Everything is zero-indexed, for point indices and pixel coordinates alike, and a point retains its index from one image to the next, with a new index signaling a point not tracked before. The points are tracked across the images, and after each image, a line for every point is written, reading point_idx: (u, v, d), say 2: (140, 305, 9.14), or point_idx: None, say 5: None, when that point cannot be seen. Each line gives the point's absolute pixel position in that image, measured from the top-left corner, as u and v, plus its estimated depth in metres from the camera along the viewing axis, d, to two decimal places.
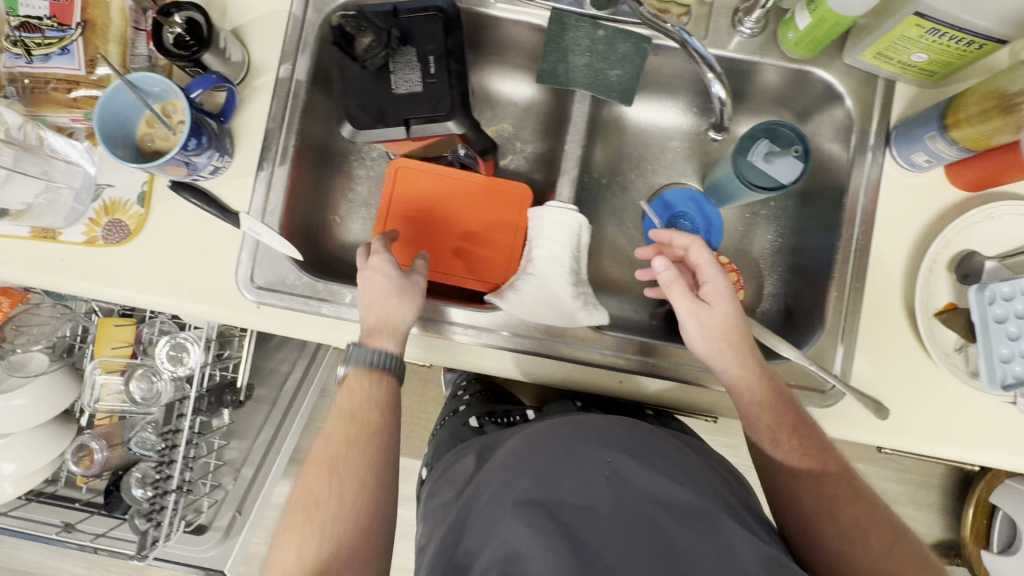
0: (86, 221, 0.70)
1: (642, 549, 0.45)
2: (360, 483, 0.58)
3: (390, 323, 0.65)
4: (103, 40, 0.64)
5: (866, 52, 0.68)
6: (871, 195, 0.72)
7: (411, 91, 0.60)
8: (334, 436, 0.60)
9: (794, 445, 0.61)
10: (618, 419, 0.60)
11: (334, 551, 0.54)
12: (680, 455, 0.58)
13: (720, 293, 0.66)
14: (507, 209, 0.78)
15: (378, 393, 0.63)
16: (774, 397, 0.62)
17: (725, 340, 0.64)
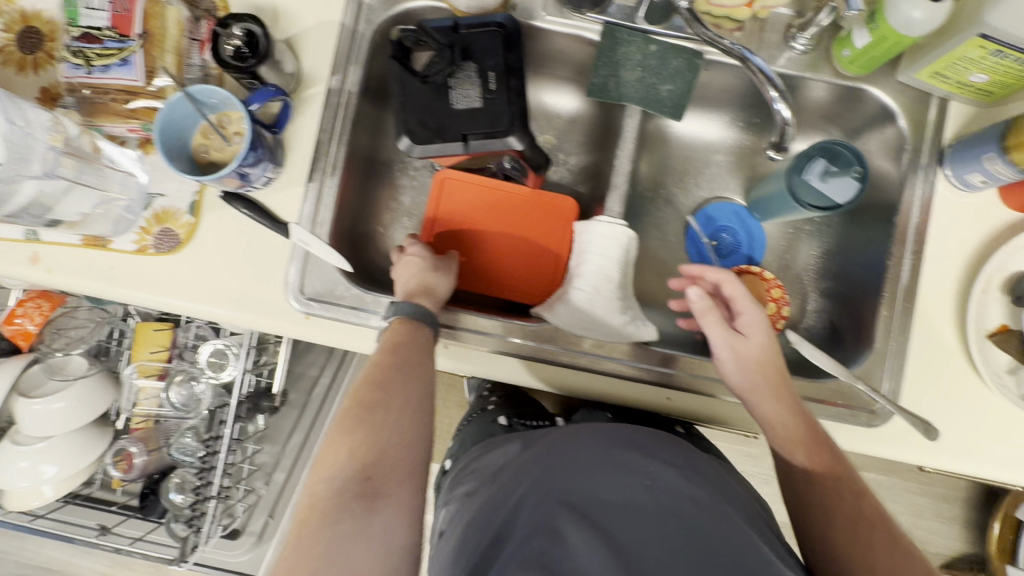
0: (137, 230, 0.70)
1: (677, 549, 0.46)
2: (406, 403, 0.57)
3: (427, 288, 0.68)
4: (160, 50, 0.65)
5: (922, 71, 0.68)
6: (923, 214, 0.71)
7: (470, 106, 0.61)
8: (380, 362, 0.60)
9: (831, 485, 0.59)
10: (672, 438, 0.60)
11: (378, 457, 0.53)
12: (710, 464, 0.58)
13: (755, 325, 0.67)
14: (553, 221, 0.78)
15: (417, 339, 0.63)
16: (810, 433, 0.61)
17: (761, 373, 0.64)
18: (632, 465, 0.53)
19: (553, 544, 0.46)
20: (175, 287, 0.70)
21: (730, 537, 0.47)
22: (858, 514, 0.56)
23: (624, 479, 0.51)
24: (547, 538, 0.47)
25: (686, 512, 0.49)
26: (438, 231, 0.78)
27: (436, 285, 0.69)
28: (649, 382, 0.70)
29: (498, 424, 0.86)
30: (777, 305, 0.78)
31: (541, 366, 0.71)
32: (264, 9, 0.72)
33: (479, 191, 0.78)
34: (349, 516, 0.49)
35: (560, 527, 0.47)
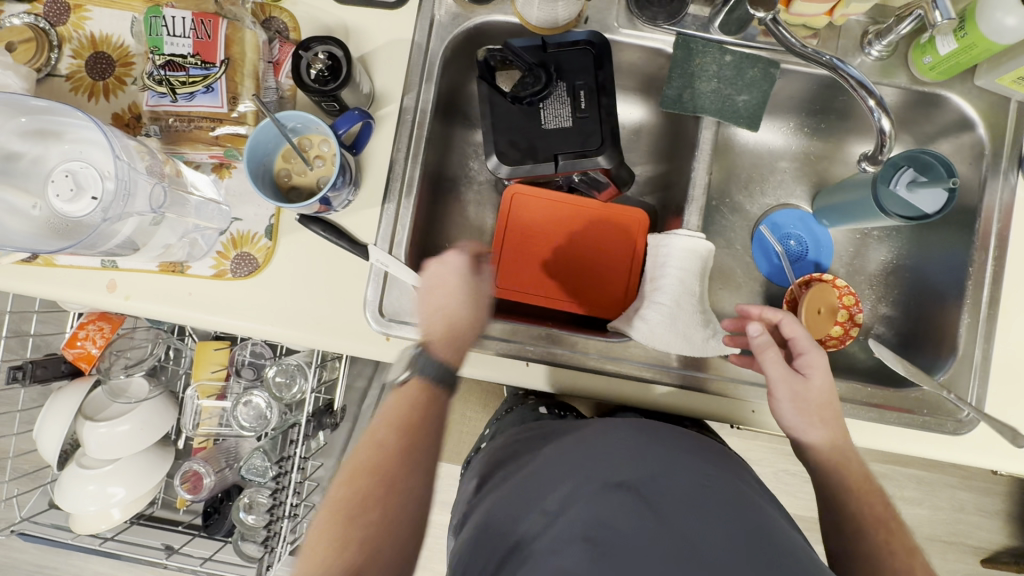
0: (214, 255, 0.70)
1: (746, 544, 0.43)
2: (407, 500, 0.52)
3: (454, 330, 0.61)
4: (241, 77, 0.65)
5: (1006, 76, 0.67)
6: (1005, 218, 0.70)
7: (561, 126, 0.61)
8: (384, 444, 0.54)
9: (883, 538, 0.58)
10: (733, 458, 0.57)
11: (369, 560, 0.47)
12: (741, 472, 0.54)
13: (817, 367, 0.63)
14: (622, 233, 0.78)
15: (424, 412, 0.56)
16: (862, 480, 0.62)
17: (818, 415, 0.62)
18: (678, 464, 0.50)
19: (604, 524, 0.44)
20: (253, 311, 0.70)
21: (781, 536, 0.45)
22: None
23: (672, 472, 0.48)
24: (599, 524, 0.44)
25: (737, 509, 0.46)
26: (510, 246, 0.78)
27: (465, 325, 0.62)
28: (706, 393, 0.71)
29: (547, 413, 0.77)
30: (849, 312, 0.78)
31: (619, 381, 0.71)
32: (336, 28, 0.71)
33: (552, 207, 0.78)
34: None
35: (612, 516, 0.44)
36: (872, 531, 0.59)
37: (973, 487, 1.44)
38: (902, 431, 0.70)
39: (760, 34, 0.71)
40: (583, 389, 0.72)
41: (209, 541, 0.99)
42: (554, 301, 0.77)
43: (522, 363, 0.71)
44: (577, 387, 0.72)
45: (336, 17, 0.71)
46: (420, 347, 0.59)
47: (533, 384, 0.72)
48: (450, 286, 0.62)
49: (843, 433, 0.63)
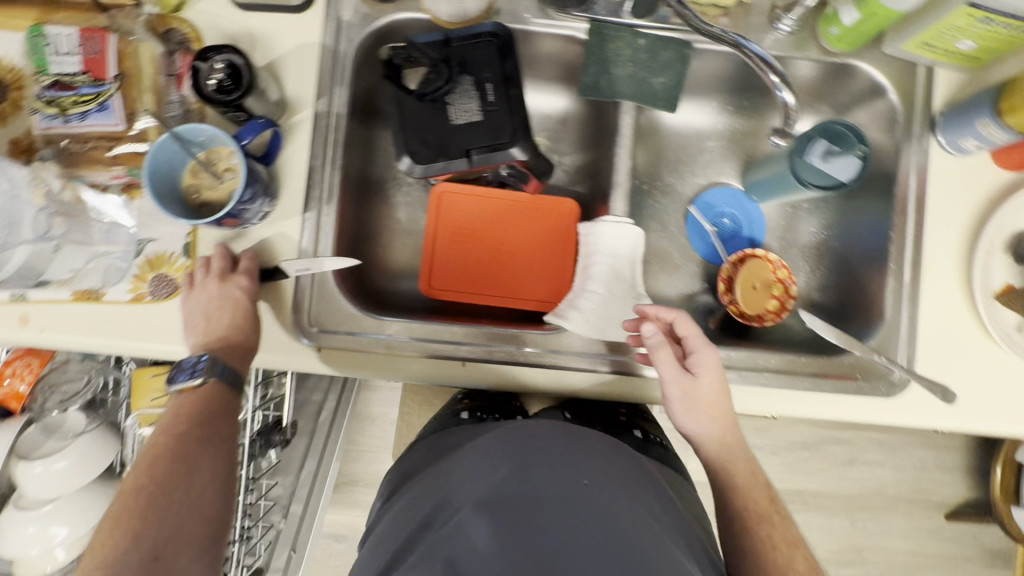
0: (131, 278, 0.67)
1: (598, 545, 0.48)
2: (213, 476, 0.55)
3: (236, 341, 0.62)
4: (139, 91, 0.66)
5: (909, 42, 0.68)
6: (921, 182, 0.72)
7: (470, 120, 0.59)
8: (179, 427, 0.56)
9: (765, 533, 0.61)
10: (630, 461, 0.62)
11: (171, 534, 0.50)
12: (632, 473, 0.61)
13: (708, 366, 0.64)
14: (553, 225, 0.78)
15: (213, 399, 0.59)
16: (750, 479, 0.64)
17: (708, 415, 0.63)
18: (557, 473, 0.55)
19: (469, 535, 0.50)
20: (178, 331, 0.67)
21: (641, 536, 0.51)
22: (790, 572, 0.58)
23: (547, 481, 0.54)
24: (462, 538, 0.51)
25: (599, 510, 0.52)
26: (442, 245, 0.77)
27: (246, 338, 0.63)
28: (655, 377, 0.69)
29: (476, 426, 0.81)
30: (784, 285, 0.78)
31: (565, 377, 0.68)
32: (240, 36, 0.69)
33: (480, 204, 0.77)
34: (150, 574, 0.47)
35: (475, 528, 0.51)
36: (755, 526, 0.61)
37: (930, 444, 1.48)
38: (840, 398, 0.71)
39: (672, 15, 0.71)
40: (526, 386, 0.69)
41: None
42: (493, 297, 0.77)
43: (458, 363, 0.69)
44: (523, 386, 0.69)
45: (240, 25, 0.69)
46: (206, 356, 0.60)
47: (475, 385, 0.70)
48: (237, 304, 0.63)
49: (730, 430, 0.64)
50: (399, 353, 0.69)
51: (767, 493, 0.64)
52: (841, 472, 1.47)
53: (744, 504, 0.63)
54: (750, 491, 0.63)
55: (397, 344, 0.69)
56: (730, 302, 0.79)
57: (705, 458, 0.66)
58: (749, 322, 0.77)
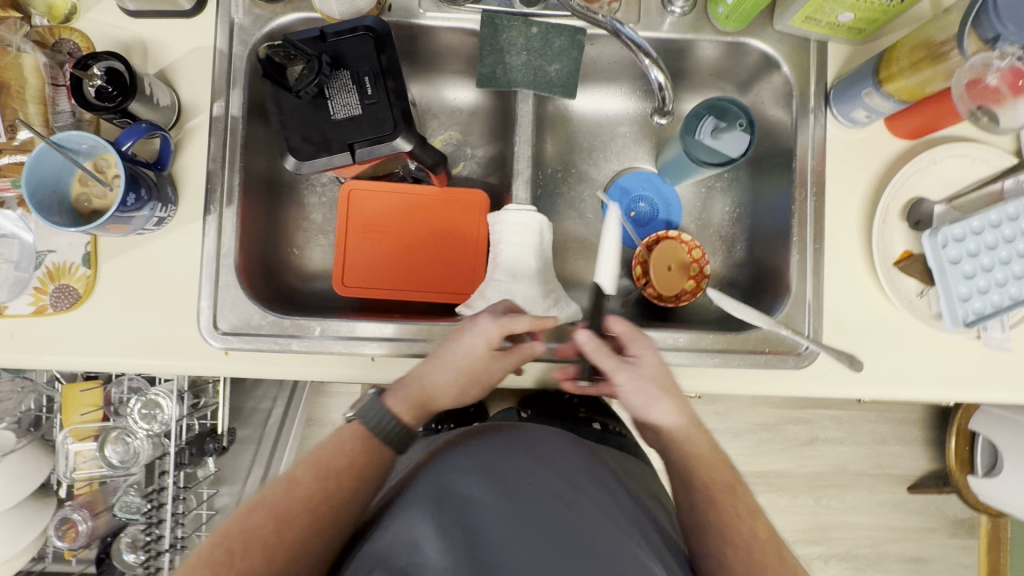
0: (31, 291, 0.66)
1: (545, 545, 0.47)
2: (308, 549, 0.53)
3: (428, 392, 0.61)
4: (20, 100, 0.63)
5: (795, 18, 0.69)
6: (819, 156, 0.72)
7: (350, 114, 0.63)
8: (298, 483, 0.56)
9: (731, 506, 0.60)
10: (575, 446, 0.62)
11: None
12: (590, 466, 0.59)
13: (645, 347, 0.63)
14: (465, 217, 0.78)
15: (356, 463, 0.58)
16: (711, 453, 0.62)
17: (664, 391, 0.61)
18: (505, 475, 0.54)
19: (415, 544, 0.49)
20: (83, 342, 0.67)
21: (592, 529, 0.49)
22: (755, 543, 0.58)
23: (493, 482, 0.53)
24: (410, 543, 0.49)
25: (547, 505, 0.51)
26: (354, 244, 0.76)
27: (439, 395, 0.62)
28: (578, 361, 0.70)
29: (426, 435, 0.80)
30: (700, 265, 0.79)
31: None
32: (132, 44, 0.69)
33: (386, 199, 0.77)
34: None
35: (421, 532, 0.50)
36: (722, 501, 0.60)
37: (889, 418, 1.48)
38: (748, 372, 0.71)
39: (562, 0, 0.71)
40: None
41: None
42: (410, 292, 0.77)
43: (366, 359, 0.70)
44: None
45: (130, 33, 0.69)
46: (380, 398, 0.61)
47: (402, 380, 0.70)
48: (461, 369, 0.61)
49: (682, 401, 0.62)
50: (317, 353, 0.68)
51: (727, 470, 0.62)
52: (801, 452, 1.47)
53: (700, 473, 0.62)
54: (713, 465, 0.62)
55: (316, 345, 0.68)
56: (646, 286, 0.80)
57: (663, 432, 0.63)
58: (668, 304, 0.78)
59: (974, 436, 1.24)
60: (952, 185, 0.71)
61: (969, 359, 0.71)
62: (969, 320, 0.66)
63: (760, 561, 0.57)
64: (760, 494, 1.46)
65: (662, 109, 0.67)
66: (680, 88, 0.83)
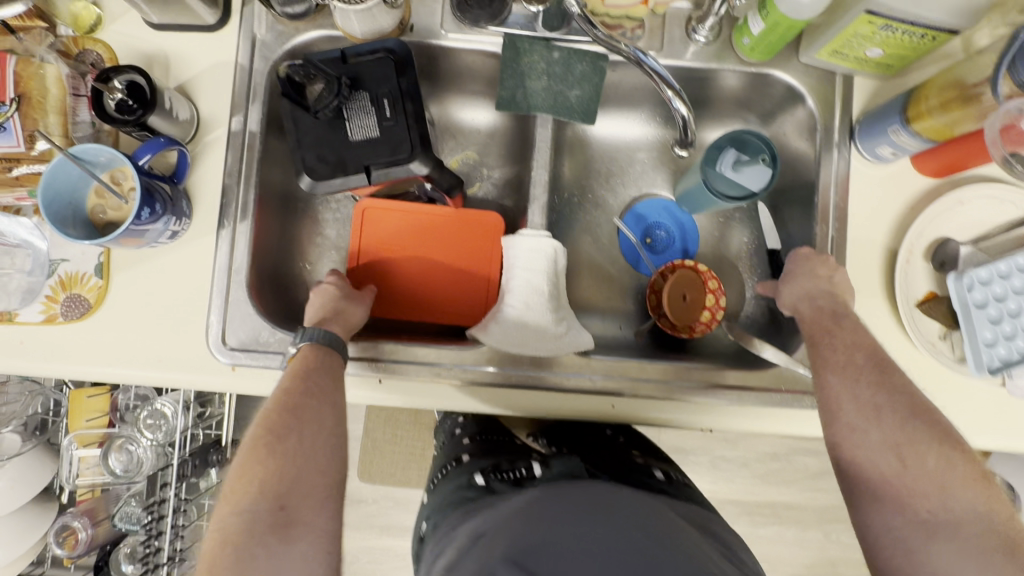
0: (42, 299, 0.66)
1: None
2: (318, 433, 0.58)
3: (339, 313, 0.66)
4: (43, 111, 0.62)
5: (821, 51, 0.68)
6: (842, 191, 0.71)
7: (368, 135, 0.64)
8: (286, 390, 0.58)
9: (844, 360, 0.62)
10: (641, 501, 0.56)
11: (291, 484, 0.55)
12: (669, 524, 0.53)
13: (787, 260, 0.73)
14: (479, 239, 0.77)
15: (325, 360, 0.61)
16: (813, 309, 0.66)
17: (812, 277, 0.67)
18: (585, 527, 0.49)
19: None
20: (91, 352, 0.67)
21: None
22: (873, 394, 0.59)
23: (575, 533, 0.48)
24: None
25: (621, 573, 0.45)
26: (367, 262, 0.76)
27: (350, 310, 0.67)
28: (594, 393, 0.70)
29: (470, 484, 0.66)
30: (715, 297, 0.77)
31: (502, 392, 0.69)
32: (154, 57, 0.70)
33: (401, 218, 0.76)
34: (260, 557, 0.52)
35: None
36: (834, 360, 0.62)
37: None
38: (761, 409, 0.70)
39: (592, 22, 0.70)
40: (463, 406, 0.70)
41: None
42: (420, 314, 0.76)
43: (375, 381, 0.69)
44: (467, 406, 0.70)
45: (154, 45, 0.70)
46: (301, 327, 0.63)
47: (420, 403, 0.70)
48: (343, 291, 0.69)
49: (831, 264, 0.67)
50: None
51: (830, 310, 0.65)
52: (814, 485, 1.43)
53: (806, 329, 0.67)
54: (813, 321, 0.66)
55: None
56: (660, 315, 0.78)
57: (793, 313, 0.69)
58: (681, 334, 0.76)
59: None
60: (979, 227, 0.69)
61: (992, 406, 0.68)
62: (994, 368, 0.64)
63: (884, 409, 0.58)
64: (768, 525, 1.43)
65: (684, 140, 0.65)
66: (701, 115, 0.82)
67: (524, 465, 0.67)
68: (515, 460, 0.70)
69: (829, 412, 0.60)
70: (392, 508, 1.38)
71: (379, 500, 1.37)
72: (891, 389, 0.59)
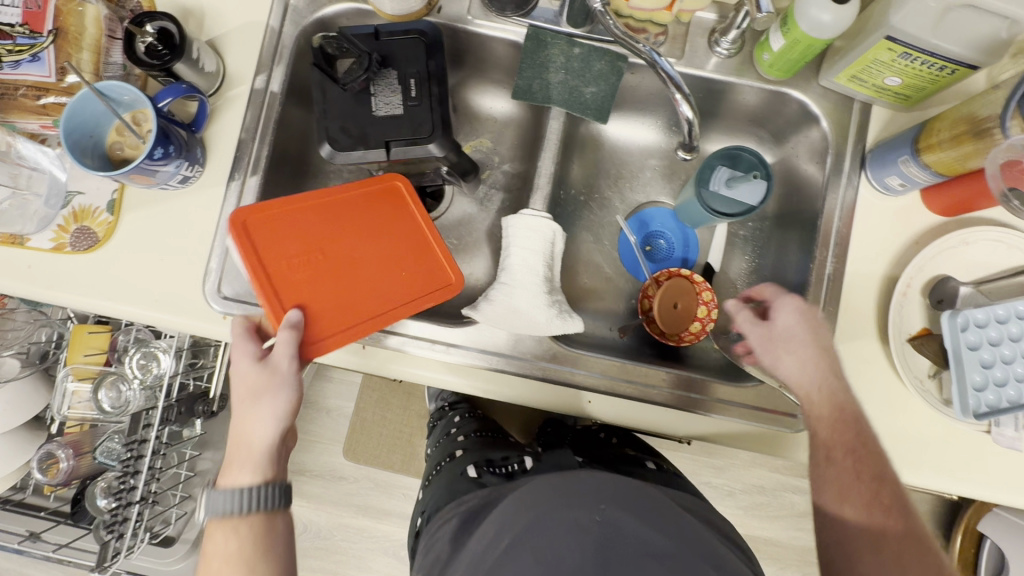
0: (54, 228, 0.69)
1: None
2: None
3: (248, 444, 0.57)
4: (76, 47, 0.66)
5: (840, 75, 0.68)
6: (845, 218, 0.71)
7: (391, 113, 0.66)
8: None
9: (852, 485, 0.56)
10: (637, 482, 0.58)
11: None
12: (668, 504, 0.56)
13: (786, 311, 0.65)
14: (397, 208, 0.71)
15: (237, 546, 0.54)
16: (833, 412, 0.60)
17: (813, 362, 0.62)
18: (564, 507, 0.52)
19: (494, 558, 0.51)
20: (92, 285, 0.69)
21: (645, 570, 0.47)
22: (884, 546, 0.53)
23: (561, 504, 0.53)
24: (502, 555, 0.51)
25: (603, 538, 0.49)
26: (277, 275, 0.65)
27: (256, 430, 0.57)
28: (571, 387, 0.70)
29: (463, 476, 0.70)
30: (707, 308, 0.76)
31: (486, 375, 0.70)
32: (190, 11, 0.72)
33: (309, 200, 0.68)
34: None
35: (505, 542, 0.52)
36: (846, 482, 0.57)
37: None
38: (743, 425, 0.70)
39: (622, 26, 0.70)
40: (445, 383, 0.70)
41: (74, 529, 0.97)
42: (391, 306, 0.67)
43: (358, 346, 0.70)
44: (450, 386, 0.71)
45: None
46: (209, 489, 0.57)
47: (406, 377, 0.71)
48: (251, 386, 0.58)
49: (821, 331, 0.64)
50: None
51: (853, 424, 0.59)
52: (799, 523, 1.40)
53: (820, 431, 0.60)
54: (827, 424, 0.60)
55: None
56: (649, 320, 0.77)
57: (798, 394, 0.62)
58: (667, 341, 0.76)
59: (981, 537, 1.17)
60: (981, 269, 0.68)
61: (976, 453, 0.67)
62: (981, 413, 0.62)
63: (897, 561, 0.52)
64: None
65: (687, 143, 0.67)
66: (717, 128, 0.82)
67: (519, 465, 0.71)
68: (508, 456, 0.73)
69: (842, 555, 0.55)
70: (371, 489, 1.38)
71: (360, 479, 1.38)
72: (908, 538, 0.53)
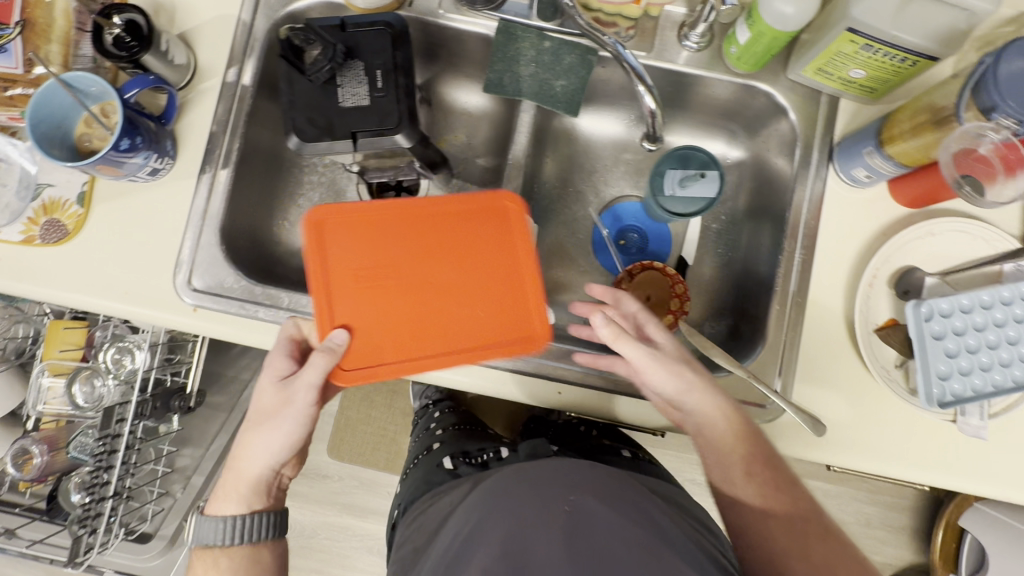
0: (24, 220, 0.68)
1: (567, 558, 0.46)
2: None
3: (241, 475, 0.62)
4: (44, 39, 0.66)
5: (807, 68, 0.69)
6: (813, 210, 0.71)
7: (358, 103, 0.66)
8: None
9: (770, 500, 0.59)
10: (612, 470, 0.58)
11: None
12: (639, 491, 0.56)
13: (662, 332, 0.63)
14: (503, 236, 0.67)
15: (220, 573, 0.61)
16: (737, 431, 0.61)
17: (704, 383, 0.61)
18: (535, 497, 0.52)
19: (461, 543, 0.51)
20: (62, 278, 0.69)
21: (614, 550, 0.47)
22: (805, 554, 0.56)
23: (534, 489, 0.53)
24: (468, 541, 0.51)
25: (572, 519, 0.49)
26: (339, 289, 0.64)
27: (247, 462, 0.62)
28: (540, 377, 0.68)
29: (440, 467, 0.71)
30: (680, 300, 0.76)
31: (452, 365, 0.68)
32: (162, 4, 0.73)
33: (395, 212, 0.67)
34: None
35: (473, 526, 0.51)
36: (767, 498, 0.59)
37: None
38: None
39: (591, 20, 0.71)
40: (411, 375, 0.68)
41: (49, 525, 0.97)
42: (460, 344, 0.64)
43: None
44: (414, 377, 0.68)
45: None
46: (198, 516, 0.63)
47: None
48: (267, 412, 0.61)
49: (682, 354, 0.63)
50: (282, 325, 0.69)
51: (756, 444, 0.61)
52: None
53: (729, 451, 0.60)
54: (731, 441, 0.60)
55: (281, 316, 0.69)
56: None
57: (700, 419, 0.61)
58: None
59: (962, 533, 1.17)
60: (947, 260, 0.69)
61: (943, 443, 0.67)
62: (945, 402, 0.63)
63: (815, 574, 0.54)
64: None
65: (651, 134, 0.67)
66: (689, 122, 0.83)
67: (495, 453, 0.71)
68: (484, 447, 0.73)
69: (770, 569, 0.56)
70: (354, 488, 1.38)
71: (343, 478, 1.37)
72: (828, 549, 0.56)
